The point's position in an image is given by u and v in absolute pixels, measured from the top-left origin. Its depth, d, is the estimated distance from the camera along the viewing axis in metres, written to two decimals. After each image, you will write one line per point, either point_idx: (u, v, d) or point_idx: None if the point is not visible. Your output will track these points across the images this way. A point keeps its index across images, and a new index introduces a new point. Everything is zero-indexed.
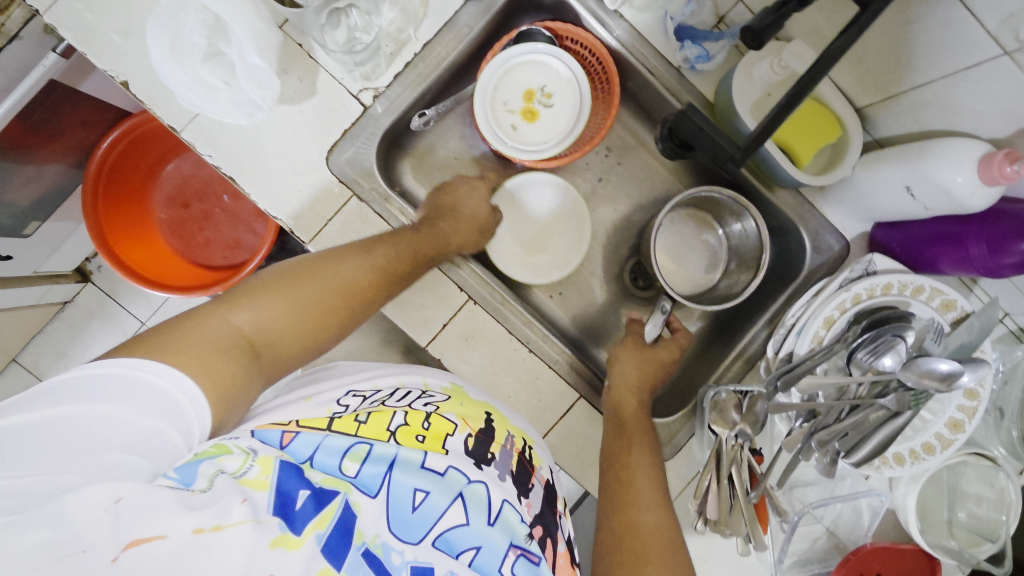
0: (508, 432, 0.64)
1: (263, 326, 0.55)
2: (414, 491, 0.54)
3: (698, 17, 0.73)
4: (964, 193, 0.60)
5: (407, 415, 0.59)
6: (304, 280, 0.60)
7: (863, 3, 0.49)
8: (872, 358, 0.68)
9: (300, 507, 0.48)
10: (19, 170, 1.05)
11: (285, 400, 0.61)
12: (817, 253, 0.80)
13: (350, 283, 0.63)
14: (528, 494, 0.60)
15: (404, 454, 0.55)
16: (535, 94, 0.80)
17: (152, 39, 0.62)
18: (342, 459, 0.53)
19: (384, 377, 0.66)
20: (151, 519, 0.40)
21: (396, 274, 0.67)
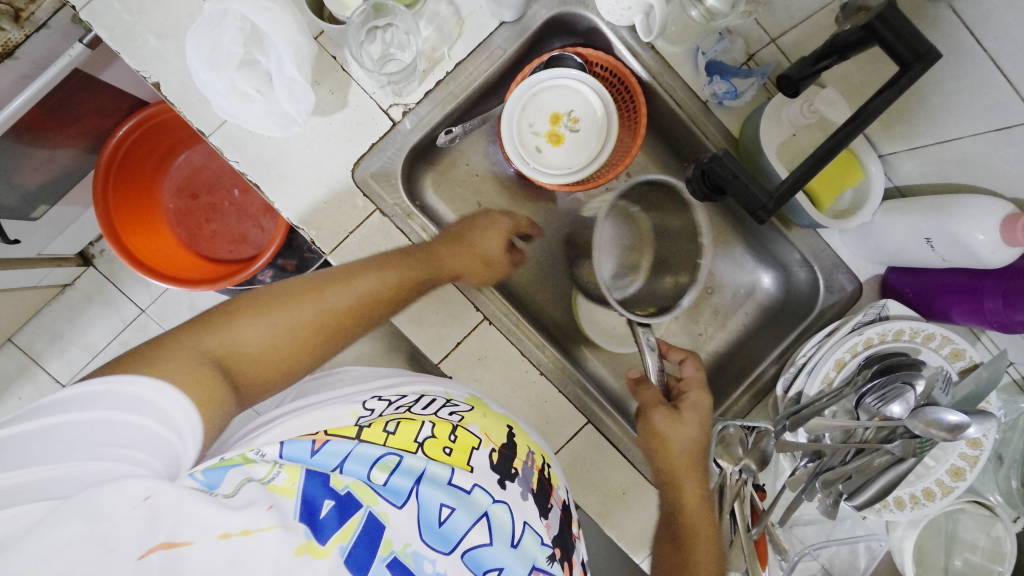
0: (529, 448, 0.63)
1: (234, 355, 0.54)
2: (441, 506, 0.52)
3: (729, 54, 0.74)
4: (984, 251, 0.61)
5: (434, 427, 0.57)
6: (283, 308, 0.58)
7: (903, 64, 0.50)
8: (880, 405, 0.69)
9: (324, 515, 0.48)
10: (33, 155, 1.04)
11: (316, 402, 0.60)
12: (830, 292, 0.81)
13: (334, 309, 0.60)
14: (548, 513, 0.58)
15: (432, 469, 0.54)
16: (562, 118, 0.79)
17: (192, 46, 0.63)
18: (371, 468, 0.52)
19: (406, 384, 0.63)
20: (179, 524, 0.41)
21: (382, 301, 0.64)
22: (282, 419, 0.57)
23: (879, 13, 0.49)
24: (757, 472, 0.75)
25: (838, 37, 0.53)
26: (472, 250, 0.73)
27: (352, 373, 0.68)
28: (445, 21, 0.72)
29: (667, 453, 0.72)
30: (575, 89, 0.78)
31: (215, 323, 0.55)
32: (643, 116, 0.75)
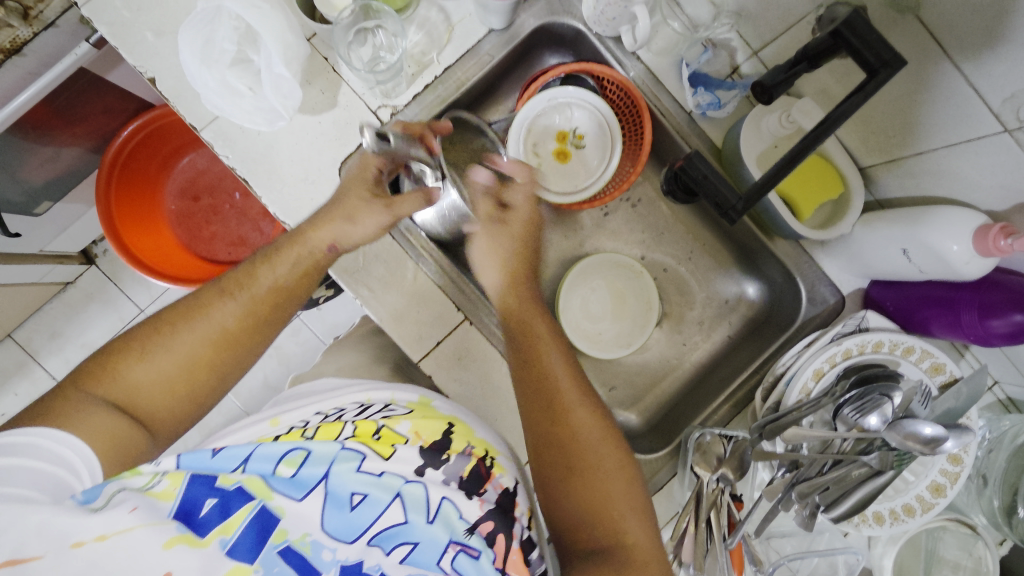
0: (468, 443, 0.64)
1: (133, 390, 0.55)
2: (352, 493, 0.56)
3: (713, 67, 0.75)
4: (958, 261, 0.62)
5: (357, 425, 0.61)
6: (164, 340, 0.57)
7: (871, 70, 0.50)
8: (858, 416, 0.68)
9: (203, 514, 0.50)
10: (38, 151, 1.07)
11: (252, 421, 0.64)
12: (812, 304, 0.81)
13: (223, 329, 0.59)
14: (481, 493, 0.60)
15: (342, 453, 0.57)
16: (568, 136, 0.82)
17: (185, 44, 0.65)
18: (275, 464, 0.56)
19: (351, 394, 0.67)
20: (24, 541, 0.43)
21: (273, 307, 0.62)
22: (227, 435, 0.62)
23: (846, 20, 0.49)
24: (735, 481, 0.73)
25: (808, 44, 0.54)
26: (341, 219, 0.63)
27: (322, 386, 0.71)
28: (434, 27, 0.74)
29: (545, 370, 0.60)
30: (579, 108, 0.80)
31: (105, 363, 0.55)
32: (648, 134, 0.76)
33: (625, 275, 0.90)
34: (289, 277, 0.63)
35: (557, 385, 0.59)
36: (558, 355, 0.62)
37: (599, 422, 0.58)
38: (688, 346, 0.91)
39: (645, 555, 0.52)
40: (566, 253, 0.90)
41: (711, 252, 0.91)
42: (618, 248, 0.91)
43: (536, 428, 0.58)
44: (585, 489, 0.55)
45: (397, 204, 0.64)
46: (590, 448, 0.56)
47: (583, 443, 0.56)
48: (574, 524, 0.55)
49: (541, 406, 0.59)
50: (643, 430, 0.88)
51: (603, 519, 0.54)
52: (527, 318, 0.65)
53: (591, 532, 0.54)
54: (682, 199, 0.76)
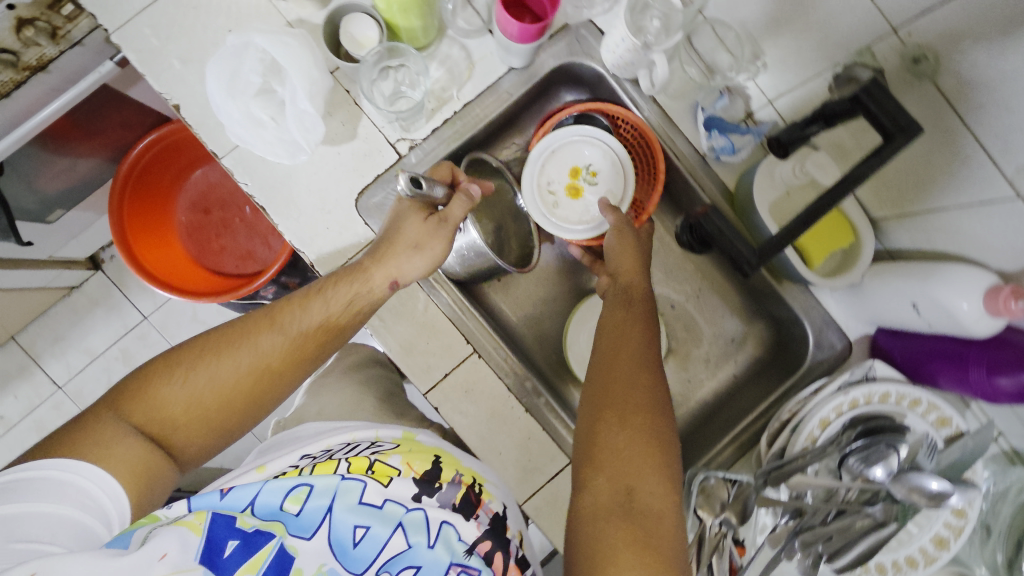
0: (457, 471, 0.66)
1: (166, 416, 0.56)
2: (355, 527, 0.58)
3: (730, 112, 0.76)
4: (968, 320, 0.62)
5: (350, 462, 0.61)
6: (207, 366, 0.58)
7: (888, 134, 0.50)
8: (863, 467, 0.70)
9: (227, 554, 0.53)
10: (55, 162, 1.08)
11: (239, 472, 0.62)
12: (820, 349, 0.82)
13: (265, 361, 0.60)
14: (475, 516, 0.63)
15: (344, 486, 0.59)
16: (581, 171, 0.81)
17: (212, 76, 0.67)
18: (284, 499, 0.57)
19: (337, 434, 0.66)
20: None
21: (315, 345, 0.63)
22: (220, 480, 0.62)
23: (866, 87, 0.51)
24: (738, 526, 0.72)
25: (826, 105, 0.56)
26: (410, 249, 0.66)
27: (309, 430, 0.70)
28: (455, 64, 0.75)
29: (619, 341, 0.69)
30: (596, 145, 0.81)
31: (144, 384, 0.56)
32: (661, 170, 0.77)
33: None
34: (341, 312, 0.64)
35: (632, 359, 0.67)
36: (641, 338, 0.69)
37: (658, 398, 0.64)
38: (694, 383, 0.91)
39: (663, 515, 0.56)
40: (575, 287, 0.91)
41: (719, 291, 0.92)
42: None
43: (605, 382, 0.66)
44: (610, 454, 0.60)
45: (450, 211, 0.67)
46: (641, 413, 0.62)
47: (637, 403, 0.62)
48: (601, 467, 0.59)
49: (607, 371, 0.67)
50: None
51: (628, 473, 0.58)
52: (635, 285, 0.74)
53: (612, 478, 0.58)
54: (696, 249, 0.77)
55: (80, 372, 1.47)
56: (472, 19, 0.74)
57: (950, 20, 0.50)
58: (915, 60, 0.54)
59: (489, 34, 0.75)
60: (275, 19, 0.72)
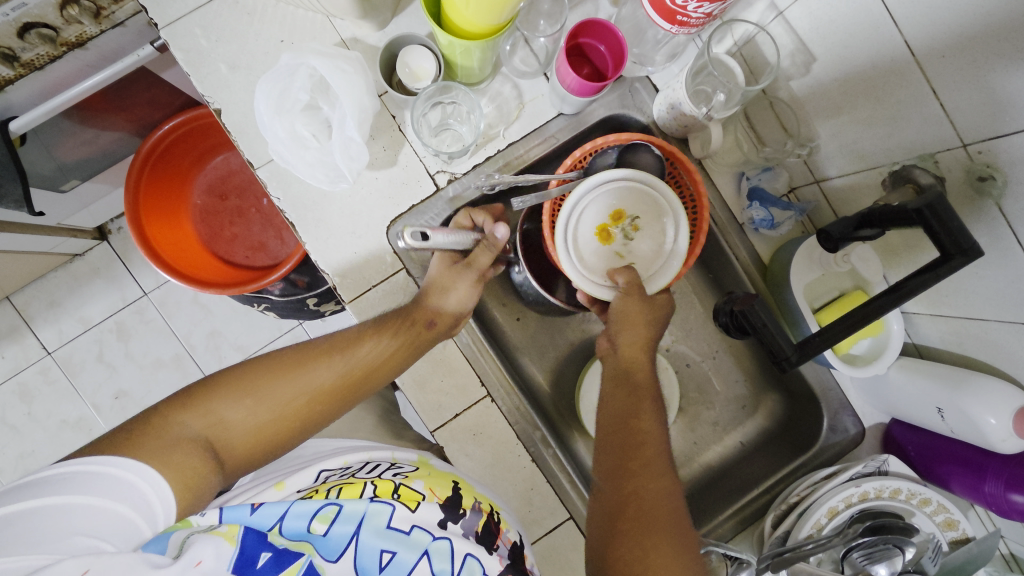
0: (474, 499, 0.63)
1: (224, 434, 0.54)
2: (381, 551, 0.54)
3: (773, 184, 0.76)
4: (994, 435, 0.62)
5: (376, 484, 0.58)
6: (267, 386, 0.57)
7: (946, 251, 0.49)
8: (866, 563, 0.67)
9: (260, 566, 0.49)
10: (78, 132, 1.05)
11: (256, 486, 0.60)
12: (833, 432, 0.81)
13: (321, 389, 0.59)
14: (496, 548, 0.59)
15: (372, 508, 0.55)
16: (624, 219, 0.70)
17: (262, 92, 0.65)
18: (310, 521, 0.54)
19: (353, 452, 0.65)
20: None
21: (372, 379, 0.62)
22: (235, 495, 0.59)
23: (931, 202, 0.49)
24: None
25: (881, 209, 0.54)
26: (439, 291, 0.67)
27: (314, 449, 0.67)
28: (505, 102, 0.74)
29: (636, 409, 0.64)
30: (659, 202, 0.69)
31: (204, 398, 0.54)
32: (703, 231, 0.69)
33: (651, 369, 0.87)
34: (395, 349, 0.63)
35: (655, 464, 0.60)
36: (660, 435, 0.63)
37: (672, 488, 0.60)
38: (700, 445, 0.89)
39: None
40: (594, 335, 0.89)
41: (737, 357, 0.91)
42: None
43: (620, 459, 0.61)
44: (626, 551, 0.56)
45: (475, 258, 0.69)
46: (658, 509, 0.58)
47: (662, 527, 0.57)
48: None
49: (626, 443, 0.62)
50: None
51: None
52: (638, 370, 0.68)
53: None
54: (735, 335, 0.70)
55: (70, 341, 1.44)
56: (529, 61, 0.74)
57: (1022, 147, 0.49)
58: (981, 178, 0.53)
59: (544, 77, 0.74)
60: (329, 36, 0.70)
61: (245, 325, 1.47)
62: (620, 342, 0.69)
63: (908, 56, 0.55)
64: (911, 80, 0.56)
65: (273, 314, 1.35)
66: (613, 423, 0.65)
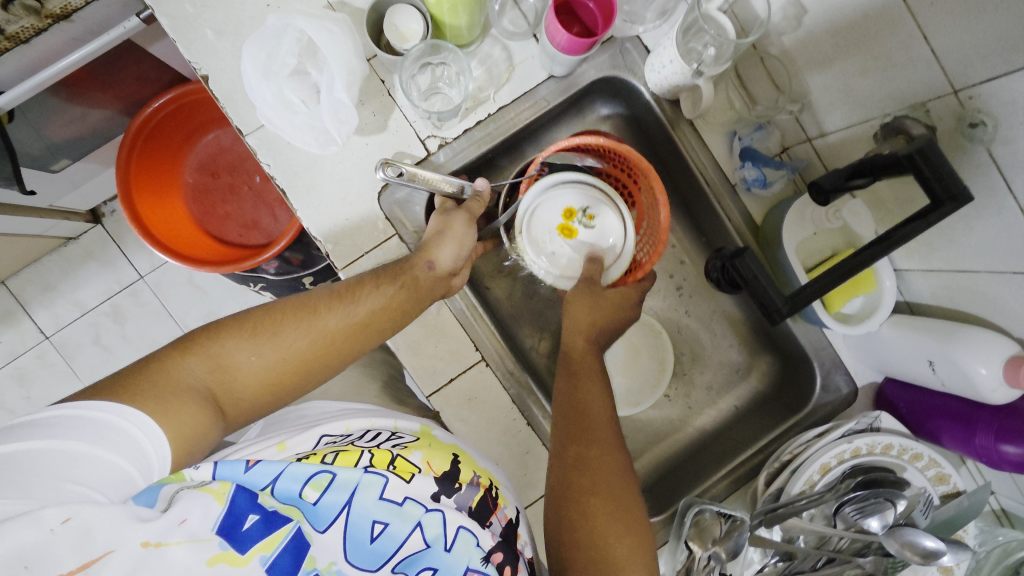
0: (474, 473, 0.63)
1: (233, 376, 0.55)
2: (374, 522, 0.56)
3: (765, 144, 0.76)
4: (985, 385, 0.62)
5: (373, 455, 0.59)
6: (273, 331, 0.57)
7: (936, 198, 0.49)
8: (860, 517, 0.69)
9: (247, 528, 0.49)
10: (66, 110, 1.04)
11: (257, 443, 0.59)
12: (825, 391, 0.81)
13: (327, 336, 0.59)
14: (490, 524, 0.61)
15: (366, 479, 0.56)
16: (577, 213, 0.73)
17: (249, 54, 0.64)
18: (303, 486, 0.54)
19: (355, 416, 0.63)
20: (93, 541, 0.43)
21: (379, 327, 0.63)
22: (235, 449, 0.59)
23: (921, 148, 0.50)
24: (726, 561, 0.72)
25: (873, 158, 0.54)
26: (437, 235, 0.69)
27: (318, 410, 0.67)
28: (495, 65, 0.74)
29: (581, 388, 0.66)
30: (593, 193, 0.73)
31: (211, 341, 0.55)
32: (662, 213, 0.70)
33: (643, 332, 0.91)
34: (399, 299, 0.64)
35: (599, 439, 0.62)
36: (603, 407, 0.65)
37: (619, 460, 0.62)
38: (694, 410, 0.91)
39: None
40: None
41: (730, 322, 0.91)
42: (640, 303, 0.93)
43: (569, 436, 0.63)
44: (579, 523, 0.58)
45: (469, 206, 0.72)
46: (608, 480, 0.60)
47: (609, 502, 0.59)
48: (577, 560, 0.57)
49: (573, 420, 0.64)
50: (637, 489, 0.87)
51: (604, 567, 0.56)
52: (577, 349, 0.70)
53: (588, 563, 0.56)
54: (726, 289, 0.74)
55: (67, 325, 1.44)
56: (518, 22, 0.73)
57: (1014, 90, 0.49)
58: (972, 125, 0.53)
59: (534, 39, 0.73)
60: None
61: (241, 306, 1.47)
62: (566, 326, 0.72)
63: (900, 3, 0.54)
64: (904, 28, 0.55)
65: (269, 293, 1.35)
66: (563, 403, 0.66)
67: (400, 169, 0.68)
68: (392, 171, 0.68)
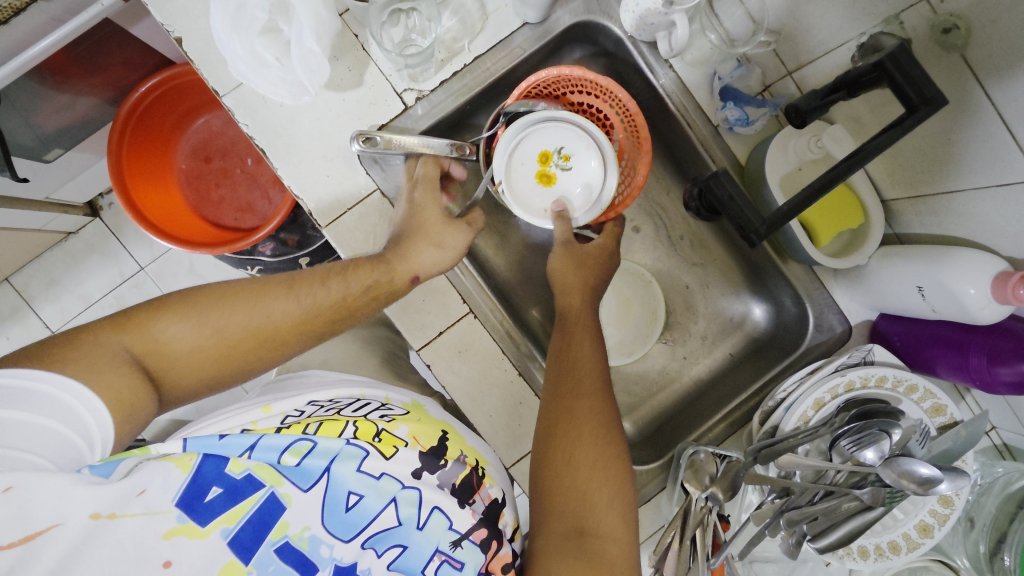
0: (461, 452, 0.61)
1: (165, 356, 0.52)
2: (349, 493, 0.54)
3: (745, 82, 0.74)
4: (974, 305, 0.61)
5: (358, 426, 0.57)
6: (221, 314, 0.55)
7: (912, 105, 0.49)
8: (855, 449, 0.68)
9: (209, 500, 0.49)
10: (54, 97, 1.04)
11: (243, 406, 0.58)
12: (819, 331, 0.81)
13: (274, 325, 0.57)
14: (472, 502, 0.58)
15: (347, 450, 0.54)
16: (552, 156, 0.72)
17: (216, 7, 0.63)
18: (281, 453, 0.52)
19: (346, 386, 0.63)
20: (37, 514, 0.42)
21: (325, 318, 0.60)
22: (217, 416, 0.57)
23: (892, 53, 0.49)
24: (724, 501, 0.71)
25: (849, 73, 0.54)
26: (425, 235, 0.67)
27: (314, 378, 0.66)
28: (468, 14, 0.73)
29: (571, 357, 0.65)
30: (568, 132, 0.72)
31: (154, 315, 0.52)
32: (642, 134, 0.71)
33: (634, 283, 0.90)
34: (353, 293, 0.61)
35: (590, 398, 0.62)
36: (593, 359, 0.65)
37: (610, 419, 0.61)
38: (689, 360, 0.91)
39: (614, 554, 0.55)
40: None
41: (722, 270, 0.91)
42: (631, 256, 0.92)
43: (560, 398, 0.62)
44: (561, 477, 0.58)
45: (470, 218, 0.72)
46: (592, 438, 0.59)
47: (590, 460, 0.58)
48: (555, 508, 0.57)
49: (565, 382, 0.63)
50: (636, 440, 0.87)
51: (582, 513, 0.56)
52: (573, 310, 0.71)
53: (568, 518, 0.56)
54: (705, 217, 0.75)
55: (73, 319, 1.45)
56: None
57: None
58: (946, 30, 0.55)
59: None
60: None
61: None
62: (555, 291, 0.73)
63: None
64: None
65: None
66: (556, 366, 0.65)
67: (375, 139, 0.69)
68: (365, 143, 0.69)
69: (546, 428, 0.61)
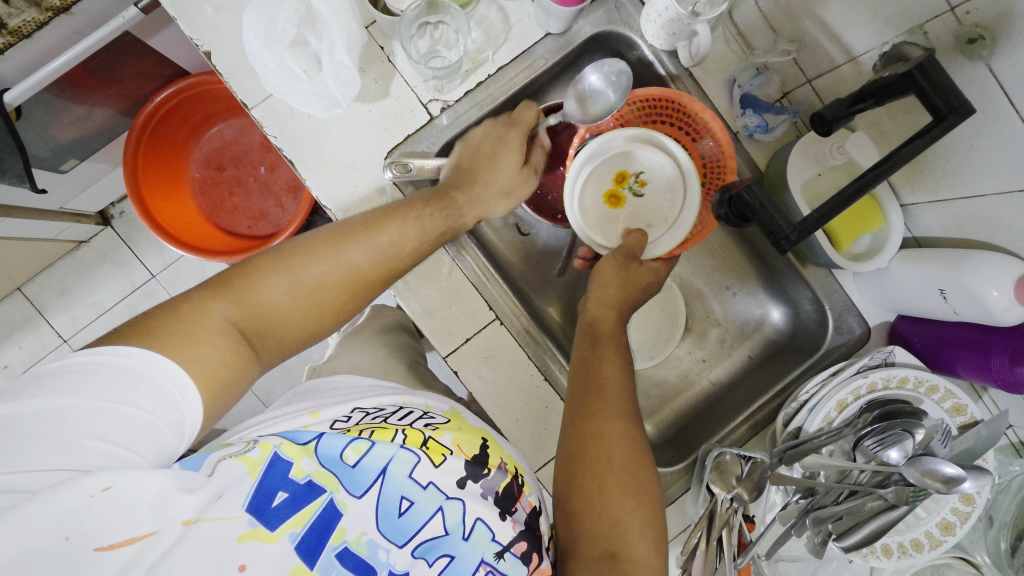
0: (502, 460, 0.62)
1: (261, 311, 0.55)
2: (401, 498, 0.54)
3: (764, 90, 0.76)
4: (997, 307, 0.62)
5: (407, 434, 0.57)
6: (302, 265, 0.57)
7: (936, 114, 0.51)
8: (878, 449, 0.69)
9: (276, 505, 0.50)
10: (71, 109, 1.05)
11: (291, 411, 0.59)
12: (839, 333, 0.82)
13: (356, 269, 0.60)
14: (513, 512, 0.58)
15: (400, 455, 0.55)
16: (627, 179, 0.76)
17: (249, 22, 0.65)
18: (345, 446, 0.54)
19: (388, 394, 0.63)
20: (137, 516, 0.43)
21: (398, 260, 0.63)
22: (267, 421, 0.58)
23: (921, 63, 0.50)
24: (749, 502, 0.72)
25: (877, 82, 0.55)
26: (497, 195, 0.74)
27: (348, 383, 0.67)
28: (492, 26, 0.74)
29: (601, 380, 0.64)
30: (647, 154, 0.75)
31: (242, 280, 0.55)
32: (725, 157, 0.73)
33: None
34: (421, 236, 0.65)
35: (619, 424, 0.62)
36: (620, 377, 0.65)
37: (639, 449, 0.61)
38: (708, 362, 0.92)
39: None
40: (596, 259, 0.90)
41: (740, 274, 0.92)
42: None
43: (589, 423, 0.62)
44: (591, 505, 0.58)
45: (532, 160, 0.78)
46: (620, 469, 0.59)
47: (619, 490, 0.58)
48: (584, 531, 0.57)
49: (595, 407, 0.62)
50: (657, 442, 0.88)
51: (614, 537, 0.56)
52: (602, 322, 0.71)
53: (600, 543, 0.56)
54: (736, 224, 0.68)
55: (85, 327, 1.45)
56: None
57: None
58: (971, 40, 0.56)
59: None
60: None
61: None
62: (591, 298, 0.73)
63: None
64: None
65: None
66: (583, 386, 0.65)
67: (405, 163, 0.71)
68: (395, 172, 0.71)
69: (575, 452, 0.61)
